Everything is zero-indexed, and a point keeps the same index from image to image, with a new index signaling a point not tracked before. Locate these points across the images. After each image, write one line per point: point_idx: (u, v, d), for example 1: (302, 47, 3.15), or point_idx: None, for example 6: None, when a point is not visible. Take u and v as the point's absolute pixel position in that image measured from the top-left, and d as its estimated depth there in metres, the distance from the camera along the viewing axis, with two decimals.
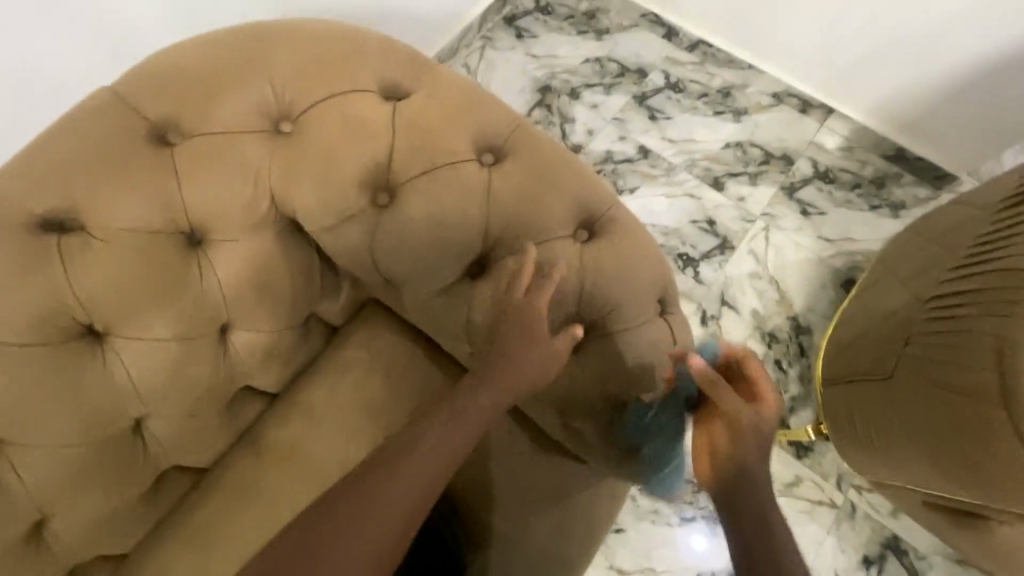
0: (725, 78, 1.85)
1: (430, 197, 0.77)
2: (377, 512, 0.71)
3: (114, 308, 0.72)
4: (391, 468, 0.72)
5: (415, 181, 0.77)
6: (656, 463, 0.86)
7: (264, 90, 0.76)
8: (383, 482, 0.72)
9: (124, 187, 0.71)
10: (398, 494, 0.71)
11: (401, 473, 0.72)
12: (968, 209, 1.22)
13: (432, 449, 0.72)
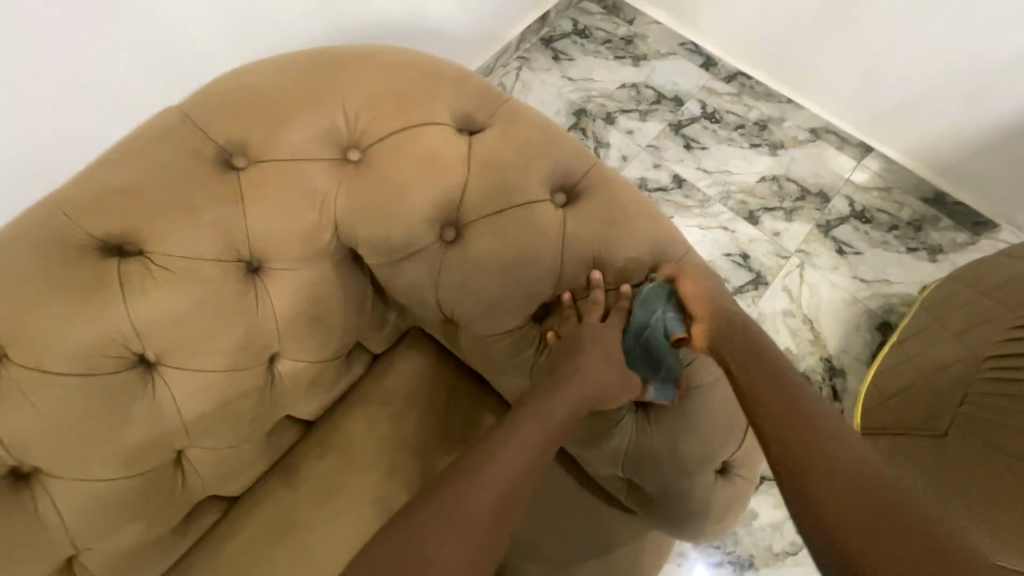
0: (763, 110, 1.80)
1: (503, 237, 0.74)
2: (462, 541, 0.58)
3: (169, 338, 0.68)
4: (473, 484, 0.61)
5: (489, 219, 0.75)
6: (714, 524, 0.82)
7: (334, 118, 0.74)
8: (468, 502, 0.60)
9: (188, 211, 0.68)
10: (486, 514, 0.60)
11: (486, 490, 0.61)
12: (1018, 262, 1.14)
13: (515, 463, 0.64)
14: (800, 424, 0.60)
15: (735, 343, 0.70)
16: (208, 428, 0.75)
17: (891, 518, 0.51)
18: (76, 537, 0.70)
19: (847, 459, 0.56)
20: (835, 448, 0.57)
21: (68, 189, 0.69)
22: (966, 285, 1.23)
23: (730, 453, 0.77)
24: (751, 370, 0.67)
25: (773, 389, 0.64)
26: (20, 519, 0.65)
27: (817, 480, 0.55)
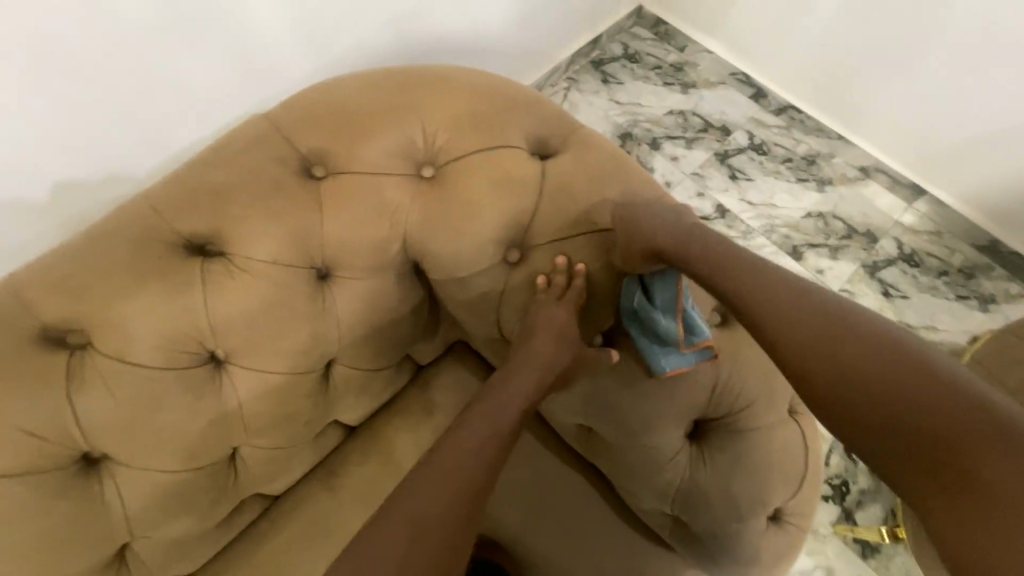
0: (812, 146, 1.78)
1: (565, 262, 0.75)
2: (435, 497, 0.65)
3: (241, 338, 0.70)
4: (446, 453, 0.68)
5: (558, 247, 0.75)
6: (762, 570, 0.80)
7: (414, 135, 0.76)
8: (439, 467, 0.67)
9: (270, 216, 0.70)
10: (457, 475, 0.67)
11: (459, 458, 0.67)
12: None
13: (483, 430, 0.70)
14: (827, 357, 0.58)
15: (739, 283, 0.65)
16: (265, 427, 0.77)
17: (931, 429, 0.51)
18: (135, 525, 0.71)
19: (885, 372, 0.55)
20: (872, 364, 0.56)
21: (157, 188, 0.71)
22: None
23: (785, 501, 0.75)
24: (763, 301, 0.63)
25: (792, 321, 0.61)
26: (88, 503, 0.67)
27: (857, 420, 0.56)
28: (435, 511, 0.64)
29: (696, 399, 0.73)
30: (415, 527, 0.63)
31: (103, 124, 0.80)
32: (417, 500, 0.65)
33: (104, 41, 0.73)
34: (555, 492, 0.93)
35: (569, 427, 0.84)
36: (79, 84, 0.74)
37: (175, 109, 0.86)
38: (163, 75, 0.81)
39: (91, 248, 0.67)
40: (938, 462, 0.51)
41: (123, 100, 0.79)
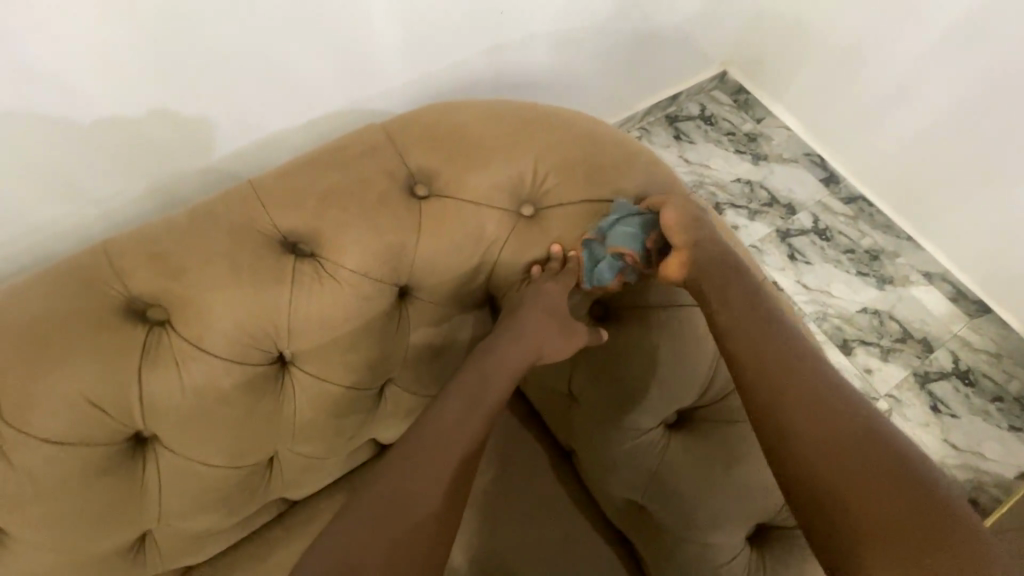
0: (876, 241, 1.73)
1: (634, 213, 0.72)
2: (426, 473, 0.61)
3: (314, 343, 0.68)
4: (398, 488, 0.60)
5: (690, 246, 0.67)
6: None
7: (523, 173, 0.74)
8: (392, 507, 0.59)
9: (369, 226, 0.69)
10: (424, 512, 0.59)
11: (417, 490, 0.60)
12: None
13: (439, 451, 0.62)
14: (811, 404, 0.56)
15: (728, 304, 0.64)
16: (312, 435, 0.75)
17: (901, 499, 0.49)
18: (165, 512, 0.69)
19: (860, 432, 0.54)
20: (855, 428, 0.54)
21: (261, 178, 0.71)
22: None
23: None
24: (729, 314, 0.63)
25: (766, 360, 0.59)
26: (128, 484, 0.64)
27: (827, 474, 0.52)
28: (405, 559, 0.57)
29: (766, 505, 0.69)
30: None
31: (207, 103, 0.77)
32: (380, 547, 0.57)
33: (233, 25, 0.70)
34: (583, 562, 0.87)
35: (618, 501, 0.80)
36: (197, 56, 0.71)
37: (275, 103, 0.83)
38: (277, 68, 0.79)
39: (188, 227, 0.66)
40: (914, 533, 0.48)
41: (230, 76, 0.76)
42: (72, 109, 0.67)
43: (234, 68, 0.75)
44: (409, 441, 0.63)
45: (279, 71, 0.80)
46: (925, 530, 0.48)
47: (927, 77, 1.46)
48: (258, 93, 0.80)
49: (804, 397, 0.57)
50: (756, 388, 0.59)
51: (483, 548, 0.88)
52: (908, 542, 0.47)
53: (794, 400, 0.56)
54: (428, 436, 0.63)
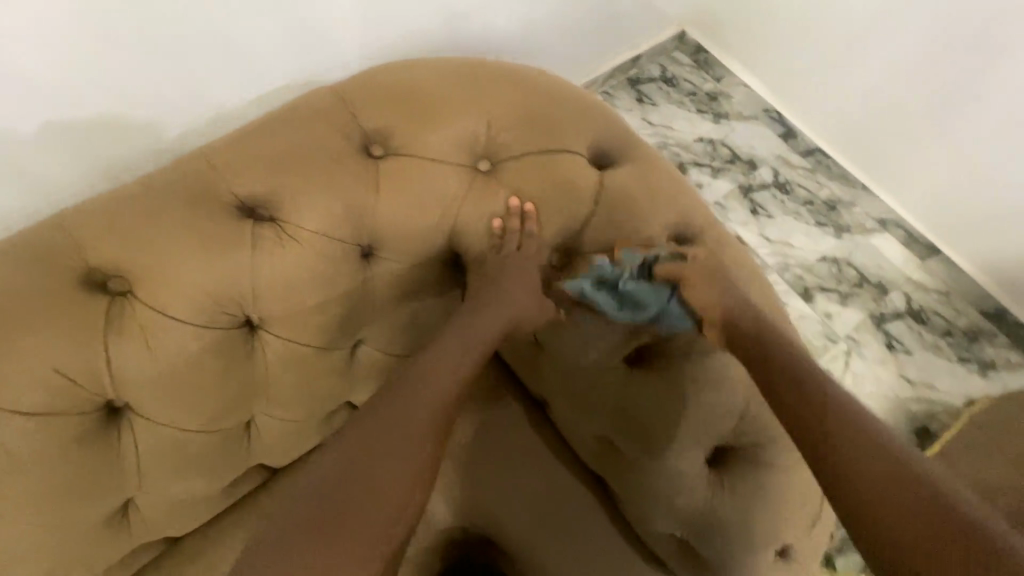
0: (834, 191, 1.79)
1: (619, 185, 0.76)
2: (396, 425, 0.65)
3: (281, 306, 0.70)
4: (372, 430, 0.64)
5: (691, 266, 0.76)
6: None
7: (477, 129, 0.76)
8: (365, 451, 0.63)
9: (327, 187, 0.69)
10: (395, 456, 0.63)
11: (390, 436, 0.64)
12: None
13: (413, 399, 0.67)
14: (834, 403, 0.64)
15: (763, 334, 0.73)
16: (287, 397, 0.77)
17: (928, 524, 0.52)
18: (145, 478, 0.70)
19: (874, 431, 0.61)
20: (877, 433, 0.61)
21: (214, 145, 0.71)
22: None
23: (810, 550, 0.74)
24: (764, 337, 0.72)
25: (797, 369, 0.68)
26: (105, 451, 0.65)
27: (843, 453, 0.60)
28: (377, 501, 0.62)
29: (722, 425, 0.74)
30: (354, 521, 0.60)
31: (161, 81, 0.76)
32: (352, 485, 0.62)
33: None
34: (560, 503, 0.91)
35: (587, 439, 0.84)
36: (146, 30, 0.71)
37: (225, 75, 0.82)
38: (229, 40, 0.78)
39: (143, 196, 0.66)
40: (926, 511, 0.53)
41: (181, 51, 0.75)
42: (27, 88, 0.67)
43: (184, 42, 0.74)
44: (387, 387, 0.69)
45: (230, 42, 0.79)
46: (924, 510, 0.53)
47: (877, 26, 1.50)
48: (208, 65, 0.79)
49: (830, 396, 0.65)
50: (791, 393, 0.67)
51: (465, 497, 0.92)
52: (913, 513, 0.53)
53: (817, 396, 0.65)
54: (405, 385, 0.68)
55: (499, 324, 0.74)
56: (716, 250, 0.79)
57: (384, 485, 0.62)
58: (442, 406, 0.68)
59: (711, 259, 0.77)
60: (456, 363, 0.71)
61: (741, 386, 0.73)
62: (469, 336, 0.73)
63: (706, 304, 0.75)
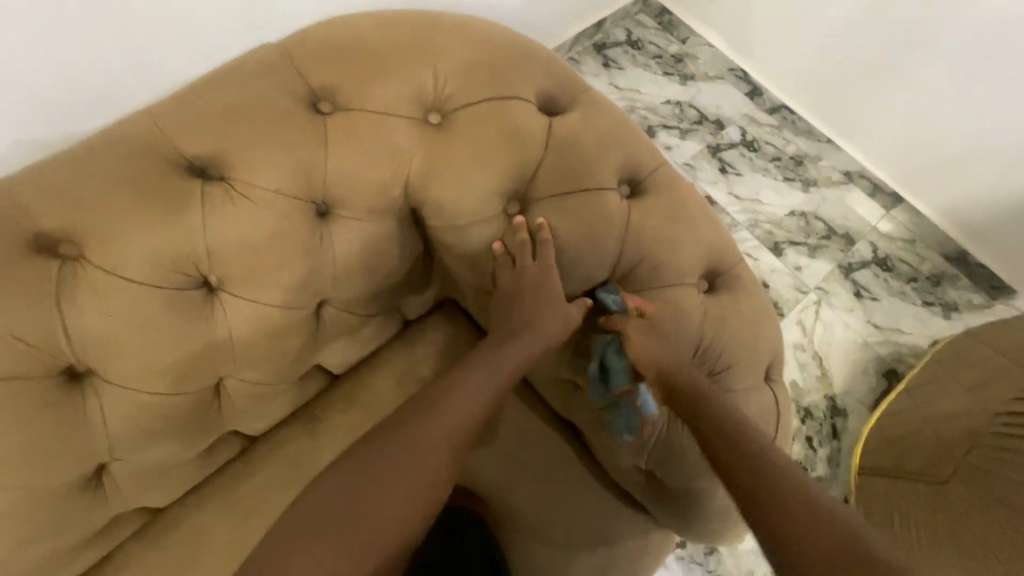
0: (800, 146, 1.82)
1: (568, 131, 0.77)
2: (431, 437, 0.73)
3: (237, 264, 0.70)
4: (394, 451, 0.72)
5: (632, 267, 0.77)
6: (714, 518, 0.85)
7: (425, 81, 0.76)
8: (384, 475, 0.71)
9: (276, 145, 0.70)
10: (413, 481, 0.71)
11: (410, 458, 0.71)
12: None
13: (433, 428, 0.73)
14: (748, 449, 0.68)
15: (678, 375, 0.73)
16: (254, 359, 0.78)
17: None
18: (116, 443, 0.71)
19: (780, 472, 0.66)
20: (781, 479, 0.65)
21: (158, 108, 0.70)
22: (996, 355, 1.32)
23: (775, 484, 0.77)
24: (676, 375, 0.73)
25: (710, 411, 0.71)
26: (71, 417, 0.66)
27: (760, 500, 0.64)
28: (388, 525, 0.70)
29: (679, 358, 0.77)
30: (366, 535, 0.69)
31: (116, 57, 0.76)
32: (369, 503, 0.69)
33: None
34: (534, 450, 0.95)
35: (554, 383, 0.87)
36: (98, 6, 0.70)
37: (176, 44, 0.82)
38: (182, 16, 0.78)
39: (89, 162, 0.66)
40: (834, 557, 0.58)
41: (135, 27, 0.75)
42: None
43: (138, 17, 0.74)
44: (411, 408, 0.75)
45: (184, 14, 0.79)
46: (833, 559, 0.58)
47: None
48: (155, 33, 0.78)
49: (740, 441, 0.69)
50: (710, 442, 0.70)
51: None
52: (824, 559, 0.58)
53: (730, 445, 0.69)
54: (428, 411, 0.74)
55: (520, 356, 0.76)
56: (667, 191, 0.80)
57: (402, 508, 0.70)
58: (462, 437, 0.74)
59: (662, 200, 0.79)
60: (481, 389, 0.75)
61: (695, 318, 0.76)
62: (496, 365, 0.76)
63: (658, 243, 0.77)
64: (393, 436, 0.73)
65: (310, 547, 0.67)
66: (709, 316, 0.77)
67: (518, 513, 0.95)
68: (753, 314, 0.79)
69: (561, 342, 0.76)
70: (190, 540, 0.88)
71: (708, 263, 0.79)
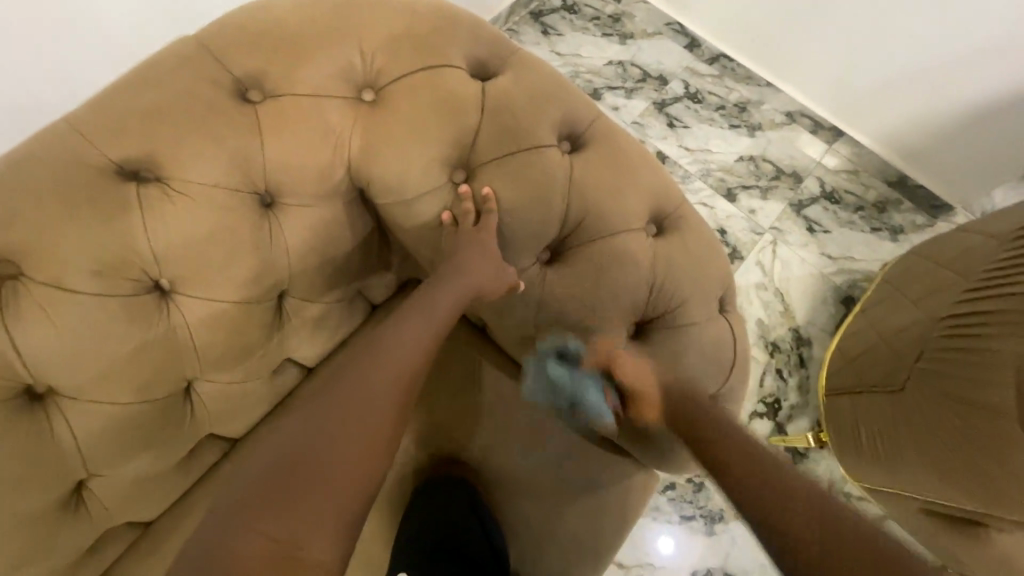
0: (742, 93, 1.87)
1: (501, 94, 0.78)
2: (372, 385, 0.65)
3: (184, 264, 0.69)
4: (332, 401, 0.63)
5: (574, 229, 0.80)
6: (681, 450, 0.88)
7: (352, 58, 0.75)
8: (327, 423, 0.61)
9: (208, 139, 0.69)
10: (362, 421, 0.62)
11: (352, 401, 0.63)
12: (983, 238, 1.30)
13: (369, 377, 0.66)
14: (735, 443, 0.71)
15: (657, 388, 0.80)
16: (219, 360, 0.77)
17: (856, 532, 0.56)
18: (88, 459, 0.71)
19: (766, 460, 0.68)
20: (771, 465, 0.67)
21: (80, 113, 0.69)
22: (936, 265, 1.40)
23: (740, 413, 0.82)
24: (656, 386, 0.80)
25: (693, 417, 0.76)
26: (36, 437, 0.66)
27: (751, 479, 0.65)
28: (341, 476, 0.57)
29: (633, 302, 0.80)
30: (321, 503, 0.55)
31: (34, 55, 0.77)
32: (316, 457, 0.58)
33: None
34: (513, 412, 0.98)
35: (519, 344, 0.89)
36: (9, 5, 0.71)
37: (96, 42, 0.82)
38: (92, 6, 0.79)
39: (15, 177, 0.64)
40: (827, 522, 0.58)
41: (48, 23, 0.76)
42: None
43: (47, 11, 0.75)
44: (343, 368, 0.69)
45: (81, 13, 0.79)
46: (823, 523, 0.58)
47: None
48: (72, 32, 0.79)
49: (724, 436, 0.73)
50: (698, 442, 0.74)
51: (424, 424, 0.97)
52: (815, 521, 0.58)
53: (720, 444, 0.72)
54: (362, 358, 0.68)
55: (454, 298, 0.75)
56: (606, 141, 0.82)
57: (358, 453, 0.60)
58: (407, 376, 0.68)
59: (602, 151, 0.81)
60: (418, 334, 0.72)
61: (644, 262, 0.79)
62: (430, 311, 0.74)
63: (602, 193, 0.79)
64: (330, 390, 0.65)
65: (261, 532, 0.52)
66: (657, 258, 0.80)
67: (505, 473, 0.97)
68: (701, 250, 0.83)
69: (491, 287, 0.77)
70: (185, 547, 0.88)
71: (654, 207, 0.82)
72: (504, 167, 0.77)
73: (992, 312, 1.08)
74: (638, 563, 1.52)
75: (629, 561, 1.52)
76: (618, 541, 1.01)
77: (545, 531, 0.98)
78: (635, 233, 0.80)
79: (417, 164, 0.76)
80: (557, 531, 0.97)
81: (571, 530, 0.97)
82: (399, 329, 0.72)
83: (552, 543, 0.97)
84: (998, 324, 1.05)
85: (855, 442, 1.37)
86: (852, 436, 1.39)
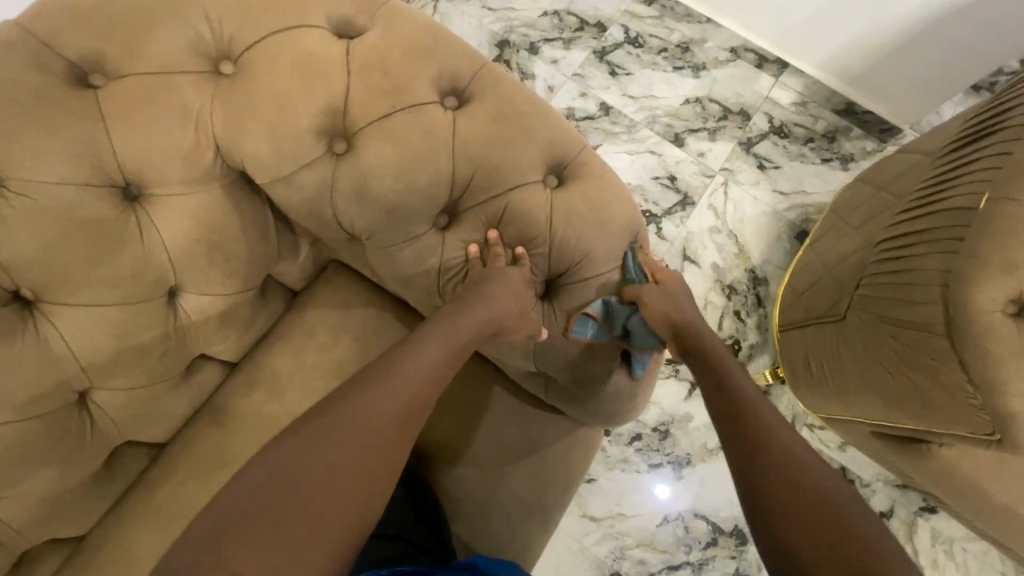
0: (684, 32, 1.82)
1: (370, 52, 0.73)
2: (377, 416, 0.64)
3: (42, 270, 0.66)
4: (332, 430, 0.62)
5: (465, 187, 0.76)
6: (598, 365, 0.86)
7: (199, 28, 0.70)
8: (324, 452, 0.60)
9: (44, 133, 0.64)
10: (365, 460, 0.62)
11: (361, 430, 0.63)
12: (919, 156, 1.27)
13: (377, 407, 0.65)
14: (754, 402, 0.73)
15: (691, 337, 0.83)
16: (108, 366, 0.74)
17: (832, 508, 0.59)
18: None
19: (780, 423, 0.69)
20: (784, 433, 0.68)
21: None
22: (873, 188, 1.39)
23: None
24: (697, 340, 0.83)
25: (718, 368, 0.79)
26: None
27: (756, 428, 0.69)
28: (325, 510, 0.58)
29: (536, 260, 0.78)
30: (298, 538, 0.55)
31: None
32: (300, 493, 0.58)
33: None
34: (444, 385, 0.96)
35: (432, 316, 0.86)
36: None
37: None
38: None
39: None
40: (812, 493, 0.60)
41: None
42: None
43: None
44: (351, 383, 0.67)
45: None
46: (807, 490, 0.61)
47: None
48: None
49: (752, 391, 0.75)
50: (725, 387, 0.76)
51: None
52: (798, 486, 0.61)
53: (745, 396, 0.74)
54: (377, 382, 0.67)
55: (473, 326, 0.74)
56: (495, 92, 0.77)
57: (351, 492, 0.60)
58: (416, 411, 0.67)
59: (490, 102, 0.76)
60: (434, 361, 0.71)
61: (543, 214, 0.76)
62: (449, 337, 0.73)
63: (491, 148, 0.75)
64: (332, 409, 0.64)
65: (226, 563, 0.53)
66: (557, 209, 0.77)
67: (443, 446, 0.96)
68: (605, 196, 0.80)
69: (510, 320, 0.76)
70: (115, 559, 0.85)
71: (552, 158, 0.78)
72: (381, 129, 0.72)
73: (920, 231, 1.06)
74: (609, 515, 1.54)
75: (600, 513, 1.54)
76: (566, 499, 1.01)
77: (492, 496, 0.97)
78: (534, 188, 0.76)
79: (287, 137, 0.71)
80: (502, 495, 0.97)
81: (516, 493, 0.97)
82: (416, 356, 0.70)
83: (499, 508, 0.97)
84: (927, 242, 1.03)
85: (806, 375, 1.38)
86: (802, 370, 1.40)
